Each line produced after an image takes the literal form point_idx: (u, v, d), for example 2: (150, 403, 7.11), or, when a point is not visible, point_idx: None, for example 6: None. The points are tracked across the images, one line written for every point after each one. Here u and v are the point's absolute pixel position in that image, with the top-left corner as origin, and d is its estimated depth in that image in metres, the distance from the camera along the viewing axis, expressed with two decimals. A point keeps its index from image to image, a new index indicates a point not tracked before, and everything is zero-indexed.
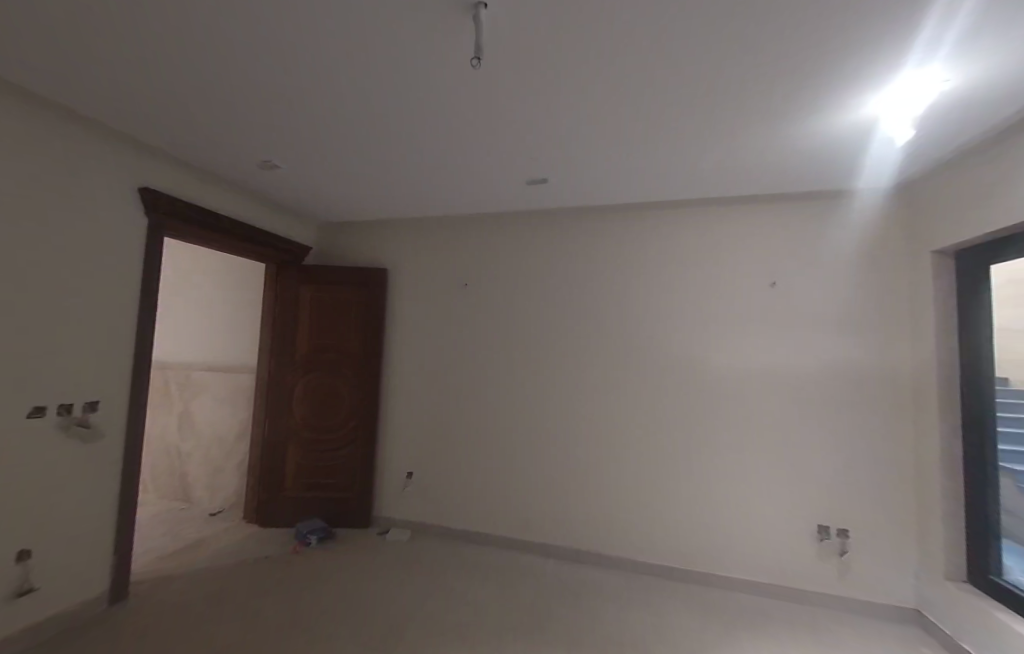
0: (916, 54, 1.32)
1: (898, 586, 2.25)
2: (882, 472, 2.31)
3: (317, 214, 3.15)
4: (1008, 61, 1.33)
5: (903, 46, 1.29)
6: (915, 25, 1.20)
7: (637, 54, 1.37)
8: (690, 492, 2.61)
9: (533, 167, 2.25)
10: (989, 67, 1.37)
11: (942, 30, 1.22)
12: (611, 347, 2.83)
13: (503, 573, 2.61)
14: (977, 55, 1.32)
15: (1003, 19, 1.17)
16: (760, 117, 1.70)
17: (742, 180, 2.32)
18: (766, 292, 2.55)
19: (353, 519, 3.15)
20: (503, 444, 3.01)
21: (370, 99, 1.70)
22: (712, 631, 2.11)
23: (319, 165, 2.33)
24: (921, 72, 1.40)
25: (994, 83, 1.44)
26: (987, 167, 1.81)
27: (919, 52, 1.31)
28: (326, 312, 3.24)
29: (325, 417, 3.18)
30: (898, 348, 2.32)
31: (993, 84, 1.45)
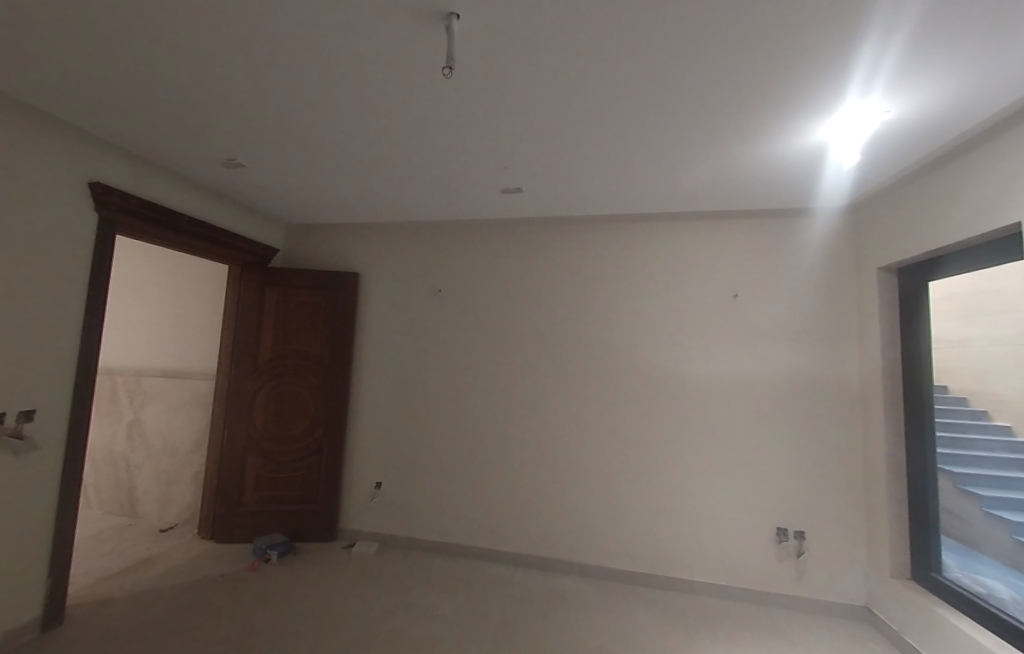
0: (857, 86, 1.43)
1: (849, 585, 2.36)
2: (834, 475, 2.43)
3: (284, 215, 3.06)
4: (938, 95, 1.46)
5: (845, 77, 1.39)
6: (851, 58, 1.30)
7: (607, 72, 1.42)
8: (657, 498, 2.65)
9: (506, 176, 2.27)
10: (922, 101, 1.49)
11: (877, 65, 1.34)
12: (583, 356, 2.86)
13: (472, 585, 2.57)
14: (912, 89, 1.43)
15: (927, 57, 1.29)
16: (720, 138, 1.79)
17: (707, 197, 2.42)
18: (728, 304, 2.66)
19: (316, 533, 3.03)
20: (474, 452, 2.97)
21: (342, 103, 1.68)
22: (677, 637, 2.13)
23: (288, 166, 2.27)
24: (866, 101, 1.51)
25: (927, 114, 1.57)
26: (926, 191, 1.96)
27: (859, 84, 1.42)
28: (293, 317, 3.13)
29: (289, 426, 3.07)
30: (848, 357, 2.47)
31: (926, 116, 1.58)
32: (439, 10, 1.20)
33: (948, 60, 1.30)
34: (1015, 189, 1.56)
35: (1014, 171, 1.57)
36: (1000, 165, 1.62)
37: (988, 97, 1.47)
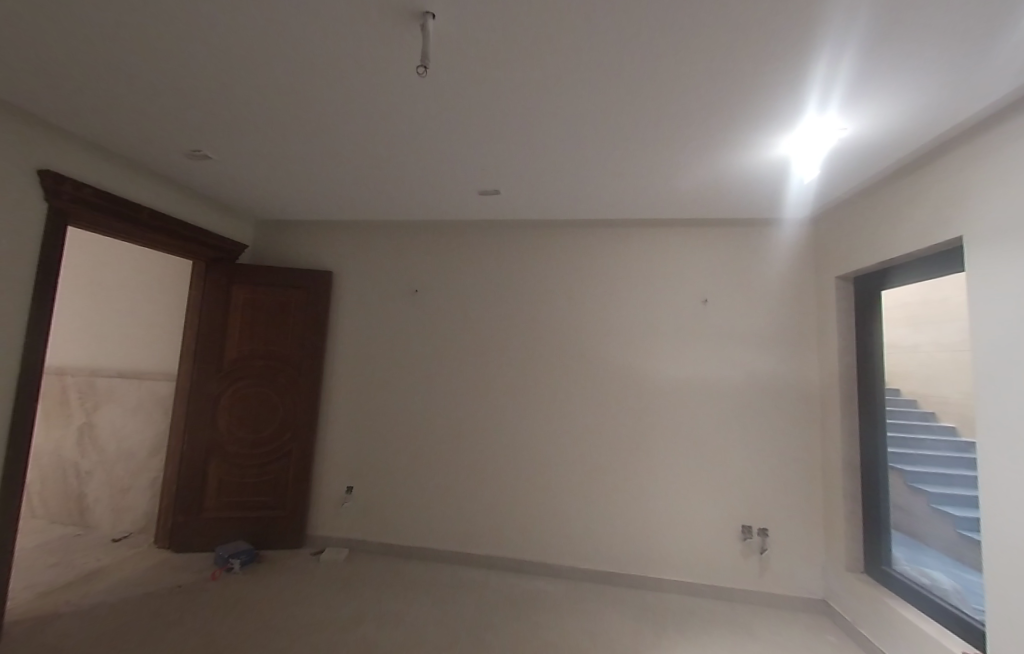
0: (813, 104, 1.51)
1: (808, 579, 2.47)
2: (796, 474, 2.54)
3: (254, 210, 2.95)
4: (888, 115, 1.55)
5: (803, 93, 1.46)
6: (806, 78, 1.38)
7: (582, 78, 1.45)
8: (628, 498, 2.70)
9: (484, 178, 2.27)
10: (874, 121, 1.59)
11: (831, 85, 1.42)
12: (557, 358, 2.88)
13: (444, 589, 2.54)
14: (865, 108, 1.52)
15: (875, 81, 1.38)
16: (691, 147, 1.85)
17: (680, 204, 2.49)
18: (698, 309, 2.75)
19: (283, 540, 2.93)
20: (447, 455, 2.94)
21: (316, 99, 1.64)
22: (647, 635, 2.17)
23: (259, 161, 2.20)
24: (824, 117, 1.60)
25: (879, 132, 1.67)
26: (878, 206, 2.09)
27: (816, 103, 1.51)
28: (261, 315, 3.02)
29: (255, 429, 2.95)
30: (809, 361, 2.59)
31: (877, 135, 1.69)
32: (413, 9, 1.19)
33: (896, 83, 1.38)
34: (952, 205, 1.68)
35: (949, 190, 1.69)
36: (939, 183, 1.74)
37: (932, 119, 1.57)
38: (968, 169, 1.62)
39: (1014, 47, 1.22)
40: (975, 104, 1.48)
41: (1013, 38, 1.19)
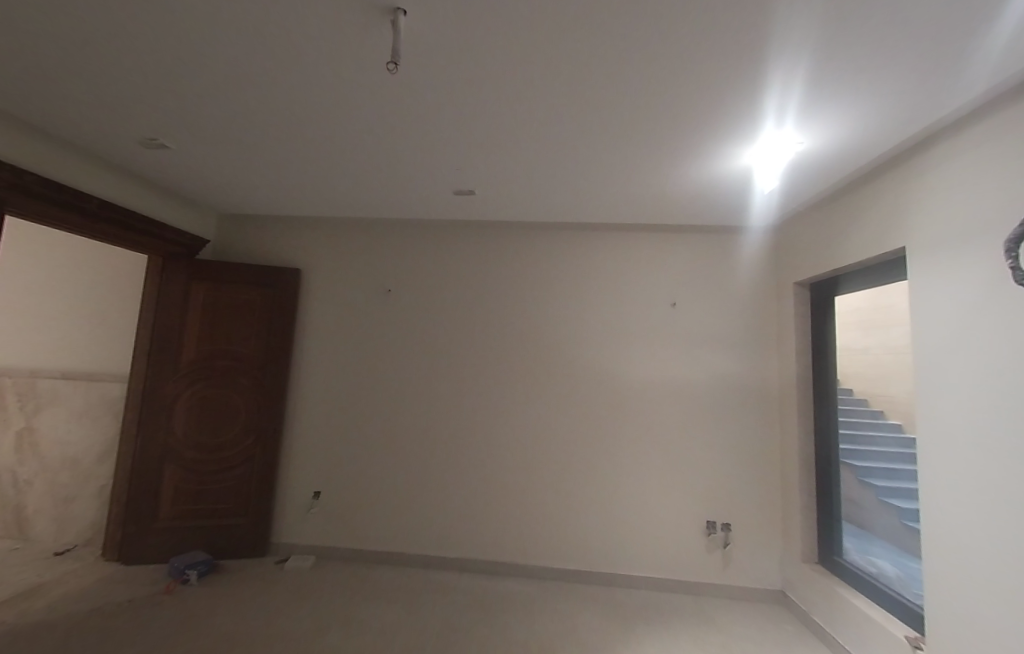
0: (770, 118, 1.60)
1: (767, 571, 2.59)
2: (758, 472, 2.66)
3: (216, 203, 2.81)
4: (840, 131, 1.65)
5: (762, 106, 1.54)
6: (763, 93, 1.46)
7: (556, 82, 1.46)
8: (598, 497, 2.75)
9: (459, 178, 2.26)
10: (827, 137, 1.70)
11: (786, 102, 1.50)
12: (531, 359, 2.90)
13: (414, 593, 2.51)
14: (817, 124, 1.61)
15: (827, 99, 1.47)
16: (659, 155, 1.92)
17: (650, 209, 2.56)
18: (667, 311, 2.83)
19: (245, 548, 2.81)
20: (418, 457, 2.90)
21: (284, 92, 1.59)
22: (616, 631, 2.21)
23: (224, 153, 2.11)
24: (782, 131, 1.69)
25: (832, 147, 1.77)
26: (832, 216, 2.22)
27: (773, 117, 1.60)
28: (223, 314, 2.89)
29: (215, 433, 2.82)
30: (769, 363, 2.72)
31: (830, 151, 1.80)
32: (384, 6, 1.17)
33: (846, 103, 1.48)
34: (894, 219, 1.81)
35: (892, 203, 1.82)
36: (883, 197, 1.87)
37: (879, 136, 1.68)
38: (907, 186, 1.75)
39: (948, 73, 1.32)
40: (914, 124, 1.59)
41: (946, 65, 1.29)
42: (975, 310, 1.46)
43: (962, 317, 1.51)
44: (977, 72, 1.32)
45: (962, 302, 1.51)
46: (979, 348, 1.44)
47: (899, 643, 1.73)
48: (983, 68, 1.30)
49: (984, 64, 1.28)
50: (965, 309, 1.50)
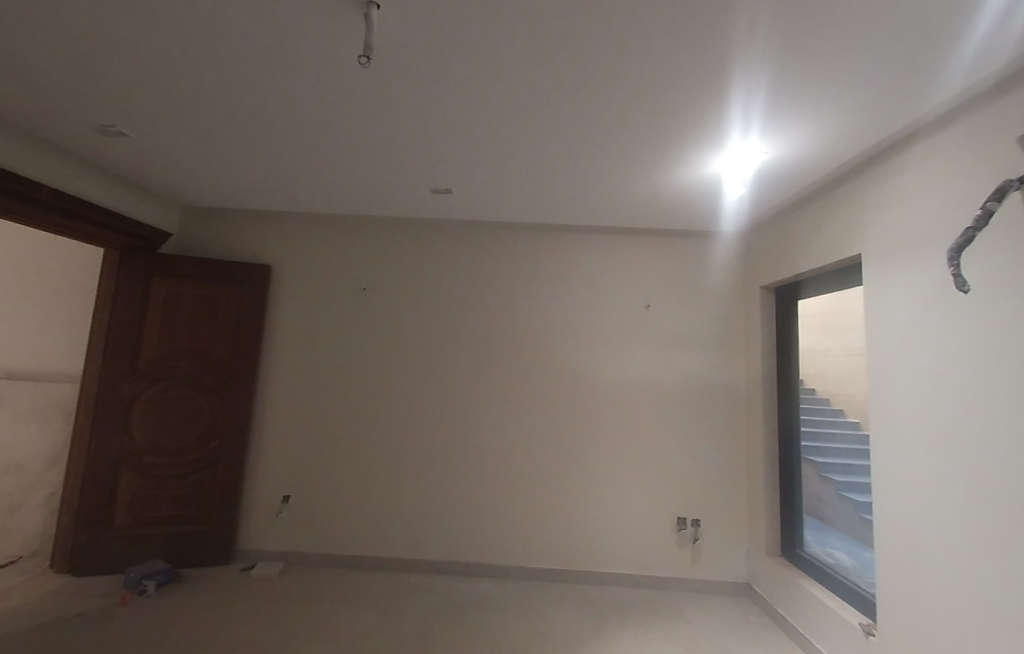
0: (735, 129, 1.68)
1: (734, 564, 2.69)
2: (726, 469, 2.75)
3: (178, 195, 2.69)
4: (801, 143, 1.73)
5: (727, 117, 1.61)
6: (727, 105, 1.53)
7: (533, 83, 1.47)
8: (573, 496, 2.78)
9: (436, 176, 2.24)
10: (789, 149, 1.78)
11: (750, 114, 1.58)
12: (507, 360, 2.90)
13: (387, 597, 2.46)
14: (780, 135, 1.69)
15: (788, 113, 1.55)
16: (632, 160, 1.97)
17: (624, 212, 2.60)
18: (641, 313, 2.89)
19: (208, 556, 2.69)
20: (392, 458, 2.85)
21: (253, 81, 1.53)
22: (588, 628, 2.24)
23: (188, 142, 2.02)
24: (747, 141, 1.76)
25: (795, 156, 1.85)
26: (795, 224, 2.32)
27: (738, 128, 1.67)
28: (186, 311, 2.76)
29: (177, 436, 2.69)
30: (736, 363, 2.82)
31: (793, 161, 1.89)
32: None
33: (807, 116, 1.56)
34: (851, 227, 1.91)
35: (849, 213, 1.93)
36: (841, 206, 1.98)
37: (840, 147, 1.76)
38: (862, 196, 1.86)
39: (900, 90, 1.40)
40: (870, 137, 1.68)
41: (900, 81, 1.36)
42: (924, 314, 1.56)
43: (911, 321, 1.61)
44: (927, 89, 1.40)
45: (911, 307, 1.61)
46: (926, 350, 1.54)
47: (853, 629, 1.82)
48: (929, 89, 1.40)
49: (931, 85, 1.38)
50: (913, 313, 1.60)
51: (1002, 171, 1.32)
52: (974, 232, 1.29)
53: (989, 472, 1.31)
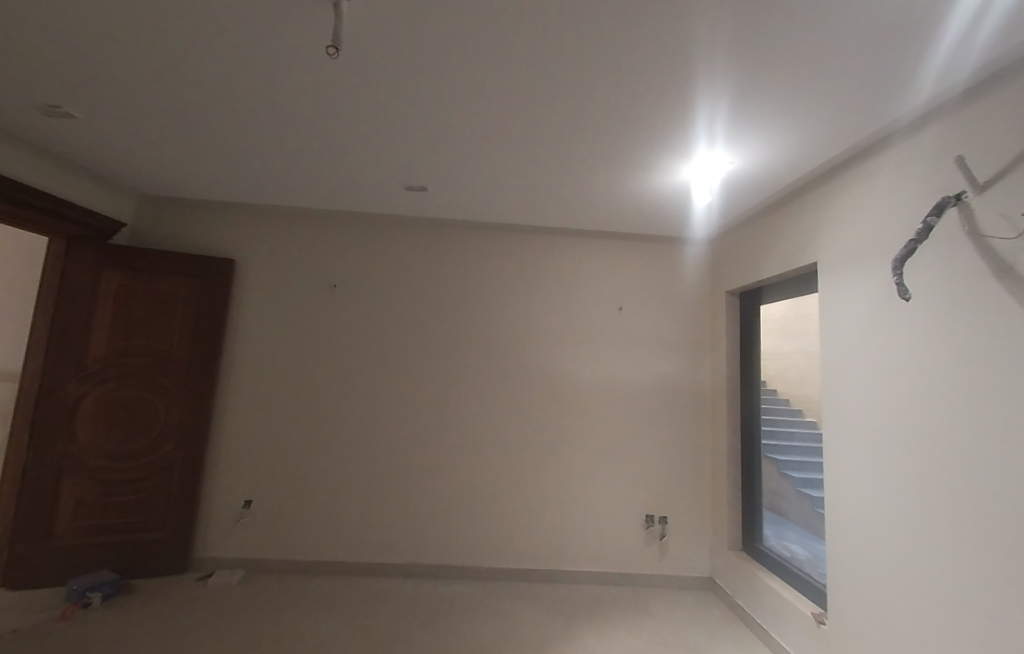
0: (701, 140, 1.75)
1: (698, 560, 2.78)
2: (692, 467, 2.84)
3: (133, 182, 2.53)
4: (763, 155, 1.83)
5: (693, 128, 1.68)
6: (692, 116, 1.59)
7: (508, 83, 1.48)
8: (544, 496, 2.80)
9: (411, 174, 2.21)
10: (753, 160, 1.87)
11: (713, 126, 1.65)
12: (480, 360, 2.89)
13: (354, 603, 2.40)
14: (743, 146, 1.77)
15: (751, 127, 1.63)
16: (605, 165, 2.01)
17: (597, 216, 2.65)
18: (614, 315, 2.95)
19: (162, 565, 2.55)
20: (360, 459, 2.78)
21: (216, 66, 1.47)
22: (557, 627, 2.26)
23: (145, 128, 1.91)
24: (713, 152, 1.84)
25: (759, 167, 1.93)
26: (758, 232, 2.43)
27: (703, 139, 1.75)
28: (140, 306, 2.60)
29: (128, 439, 2.53)
30: (703, 365, 2.92)
31: (756, 172, 1.98)
32: None
33: (769, 130, 1.64)
34: (810, 237, 2.02)
35: (808, 223, 2.04)
36: (801, 217, 2.08)
37: (800, 161, 1.86)
38: (819, 208, 1.97)
39: (855, 110, 1.50)
40: (827, 153, 1.78)
41: (857, 100, 1.45)
42: (873, 319, 1.66)
43: (863, 326, 1.71)
44: (879, 110, 1.50)
45: (861, 314, 1.72)
46: (874, 353, 1.65)
47: (806, 618, 1.93)
48: (880, 111, 1.50)
49: (881, 107, 1.48)
50: (863, 319, 1.71)
51: (943, 188, 1.43)
52: (916, 244, 1.38)
53: (932, 473, 1.40)
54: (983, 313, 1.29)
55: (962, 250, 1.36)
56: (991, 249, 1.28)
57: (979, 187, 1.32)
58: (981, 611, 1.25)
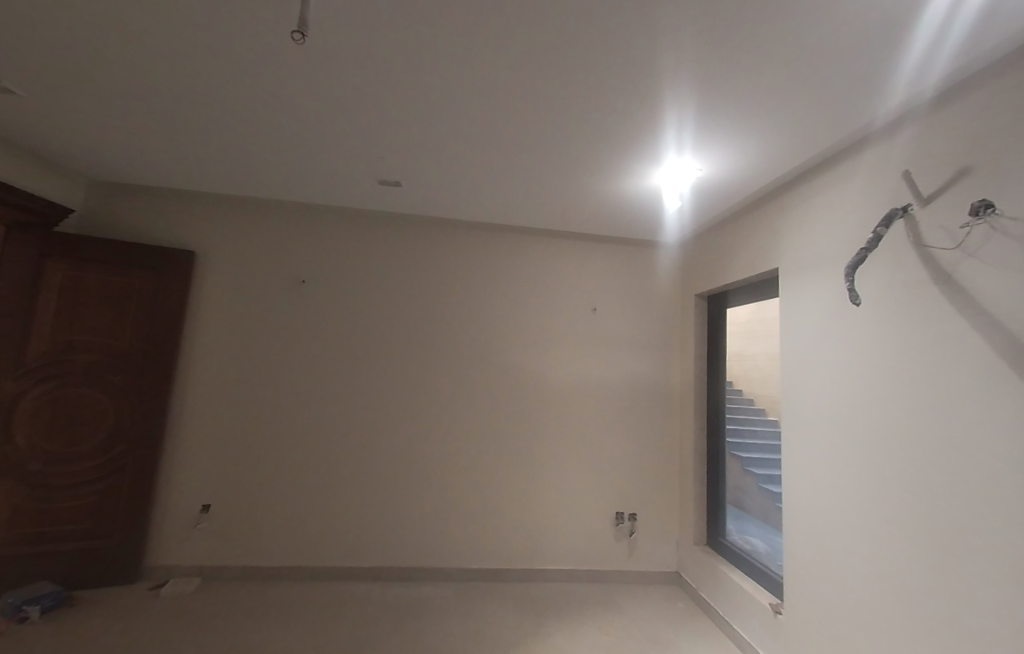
0: (670, 147, 1.81)
1: (665, 555, 2.85)
2: (660, 464, 2.92)
3: (83, 166, 2.37)
4: (729, 164, 1.90)
5: (662, 135, 1.72)
6: (660, 123, 1.64)
7: (482, 81, 1.47)
8: (516, 495, 2.80)
9: (384, 168, 2.16)
10: (720, 168, 1.94)
11: (680, 134, 1.71)
12: (453, 358, 2.86)
13: (318, 609, 2.33)
14: (711, 154, 1.83)
15: (716, 136, 1.69)
16: (580, 168, 2.03)
17: (572, 217, 2.67)
18: (587, 316, 2.98)
19: (111, 575, 2.40)
20: (327, 460, 2.70)
21: (175, 47, 1.39)
22: (526, 627, 2.26)
23: (94, 110, 1.79)
24: (682, 159, 1.89)
25: (726, 174, 2.00)
26: (726, 237, 2.51)
27: (671, 147, 1.81)
28: (89, 299, 2.43)
29: (73, 441, 2.36)
30: (672, 365, 3.00)
31: (725, 179, 2.05)
32: None
33: (736, 140, 1.71)
34: (773, 243, 2.10)
35: (771, 229, 2.12)
36: (765, 224, 2.17)
37: (765, 169, 1.93)
38: (782, 216, 2.06)
39: (817, 123, 1.57)
40: (790, 163, 1.86)
41: (818, 113, 1.52)
42: (829, 322, 1.75)
43: (820, 329, 1.79)
44: (840, 124, 1.57)
45: (818, 318, 1.80)
46: (829, 354, 1.73)
47: (763, 608, 2.01)
48: (839, 125, 1.58)
49: (841, 121, 1.55)
50: (820, 322, 1.79)
51: (891, 201, 1.53)
52: (867, 253, 1.47)
53: (886, 476, 1.46)
54: (925, 318, 1.38)
55: (908, 258, 1.45)
56: (932, 259, 1.38)
57: (923, 200, 1.42)
58: (929, 612, 1.30)
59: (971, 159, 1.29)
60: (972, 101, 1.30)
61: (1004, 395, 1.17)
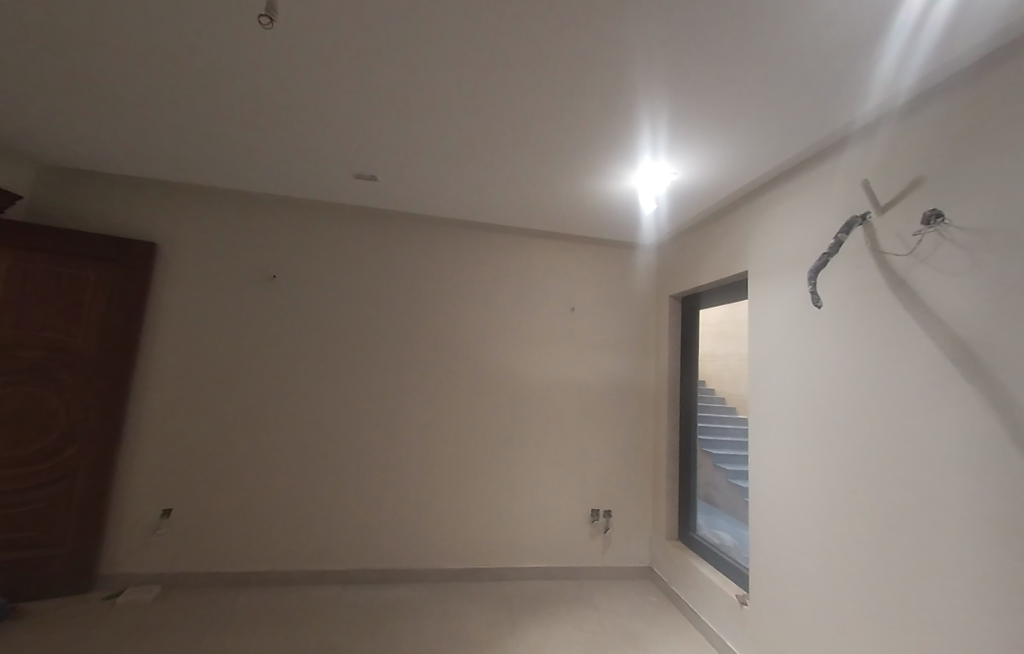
0: (646, 150, 1.84)
1: (638, 550, 2.90)
2: (634, 462, 2.97)
3: (31, 150, 2.21)
4: (703, 167, 1.94)
5: (639, 138, 1.75)
6: (636, 125, 1.67)
7: (460, 76, 1.45)
8: (492, 494, 2.79)
9: (360, 163, 2.12)
10: (694, 171, 1.99)
11: (655, 137, 1.74)
12: (429, 357, 2.83)
13: (287, 614, 2.26)
14: (687, 157, 1.87)
15: (690, 139, 1.73)
16: (560, 168, 2.04)
17: (552, 216, 2.68)
18: (565, 315, 3.00)
19: (62, 584, 2.25)
20: (297, 460, 2.62)
21: (132, 28, 1.31)
22: (501, 625, 2.26)
23: (41, 91, 1.67)
24: (658, 162, 1.93)
25: (701, 177, 2.05)
26: (700, 239, 2.58)
27: (648, 150, 1.84)
28: (39, 292, 2.28)
29: (18, 442, 2.20)
30: (647, 364, 3.05)
31: (700, 183, 2.10)
32: None
33: (710, 143, 1.75)
34: (745, 246, 2.17)
35: (744, 232, 2.19)
36: (738, 227, 2.24)
37: (739, 173, 1.99)
38: (754, 220, 2.12)
39: (789, 128, 1.62)
40: (763, 167, 1.92)
41: (789, 119, 1.57)
42: (794, 322, 1.81)
43: (786, 329, 1.86)
44: (812, 129, 1.62)
45: (785, 319, 1.87)
46: (795, 354, 1.80)
47: (730, 600, 2.08)
48: (808, 131, 1.64)
49: (811, 126, 1.61)
50: (787, 323, 1.86)
51: (853, 208, 1.60)
52: (828, 257, 1.53)
53: (845, 470, 1.53)
54: (882, 319, 1.45)
55: (867, 262, 1.53)
56: (887, 264, 1.45)
57: (881, 208, 1.50)
58: (885, 604, 1.37)
59: (926, 170, 1.37)
60: (930, 114, 1.37)
61: (951, 393, 1.24)
